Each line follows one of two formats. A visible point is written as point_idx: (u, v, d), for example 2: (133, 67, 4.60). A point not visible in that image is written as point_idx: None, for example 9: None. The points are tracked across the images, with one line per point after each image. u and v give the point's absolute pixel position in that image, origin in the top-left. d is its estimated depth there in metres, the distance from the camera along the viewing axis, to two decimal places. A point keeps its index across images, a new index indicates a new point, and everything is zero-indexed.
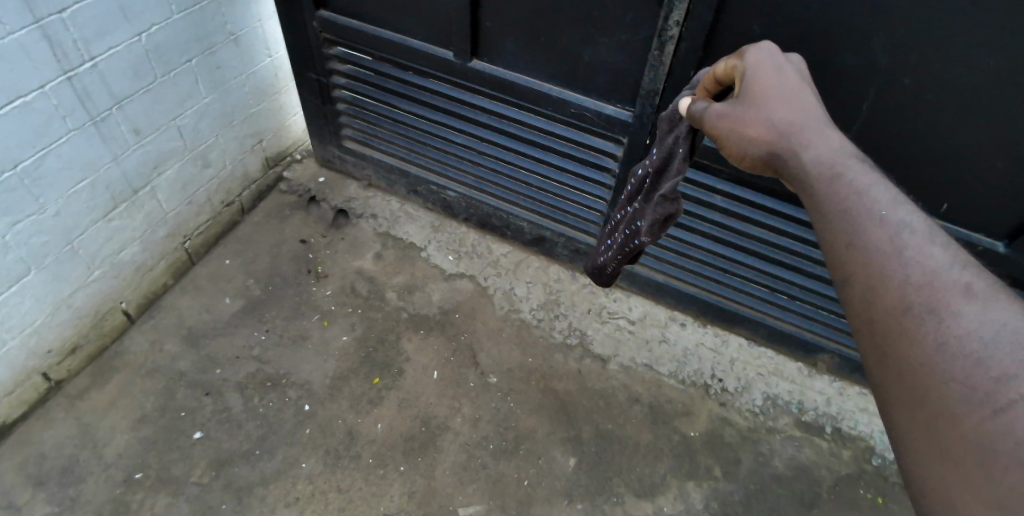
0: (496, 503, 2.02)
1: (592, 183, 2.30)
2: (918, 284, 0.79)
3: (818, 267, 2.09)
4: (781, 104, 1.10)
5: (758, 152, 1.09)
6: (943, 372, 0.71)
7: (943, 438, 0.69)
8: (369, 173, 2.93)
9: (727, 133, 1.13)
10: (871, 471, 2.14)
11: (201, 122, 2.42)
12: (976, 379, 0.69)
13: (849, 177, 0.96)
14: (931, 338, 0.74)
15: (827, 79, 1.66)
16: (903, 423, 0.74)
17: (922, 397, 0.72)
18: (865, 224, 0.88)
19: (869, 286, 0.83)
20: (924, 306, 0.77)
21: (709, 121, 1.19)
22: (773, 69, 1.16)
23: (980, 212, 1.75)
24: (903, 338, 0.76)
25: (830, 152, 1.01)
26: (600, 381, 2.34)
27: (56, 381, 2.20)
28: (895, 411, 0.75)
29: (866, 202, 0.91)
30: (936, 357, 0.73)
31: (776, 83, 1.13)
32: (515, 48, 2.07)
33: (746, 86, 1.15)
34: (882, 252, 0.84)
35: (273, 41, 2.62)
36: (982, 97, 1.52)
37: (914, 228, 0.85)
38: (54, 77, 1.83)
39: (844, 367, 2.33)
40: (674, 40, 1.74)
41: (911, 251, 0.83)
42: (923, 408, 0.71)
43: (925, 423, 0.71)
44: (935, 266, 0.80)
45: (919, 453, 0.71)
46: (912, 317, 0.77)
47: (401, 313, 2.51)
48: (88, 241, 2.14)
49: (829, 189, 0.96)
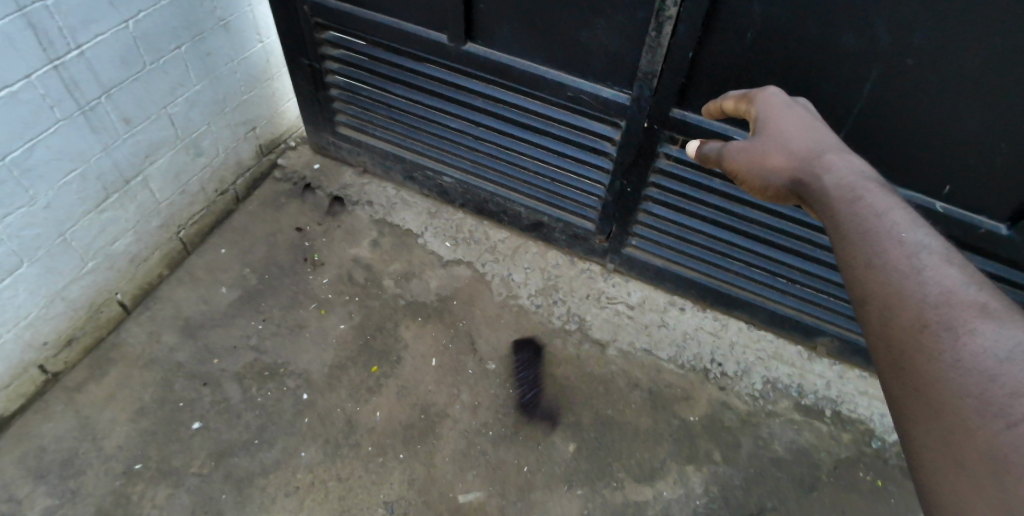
0: (496, 489, 2.03)
1: (591, 168, 2.27)
2: (935, 303, 0.86)
3: (819, 250, 2.08)
4: (797, 136, 1.23)
5: (780, 180, 1.21)
6: (957, 387, 0.78)
7: (957, 449, 0.75)
8: (363, 159, 2.88)
9: (748, 164, 1.25)
10: (869, 454, 2.16)
11: (192, 111, 2.37)
12: (990, 394, 0.75)
13: (869, 200, 1.04)
14: (947, 355, 0.81)
15: (828, 60, 1.63)
16: (919, 436, 0.80)
17: (938, 410, 0.79)
18: (884, 244, 0.95)
19: (888, 302, 0.90)
20: (941, 322, 0.84)
21: (728, 156, 1.31)
22: (784, 111, 1.32)
23: (982, 194, 1.74)
24: (920, 352, 0.84)
25: (850, 176, 1.11)
26: (600, 366, 2.34)
27: (53, 373, 2.18)
28: (912, 423, 0.82)
29: (886, 222, 0.98)
30: (952, 373, 0.80)
31: (789, 121, 1.28)
32: (510, 30, 2.03)
33: (761, 126, 1.30)
34: (900, 269, 0.91)
35: (264, 26, 2.56)
36: (987, 77, 1.50)
37: (931, 249, 0.93)
38: (40, 66, 1.78)
39: (843, 351, 2.34)
40: (672, 20, 1.70)
41: (928, 271, 0.90)
42: (938, 421, 0.78)
43: (939, 435, 0.78)
44: (951, 285, 0.87)
45: (933, 462, 0.77)
46: (930, 335, 0.84)
47: (399, 301, 2.49)
48: (81, 233, 2.11)
49: (850, 211, 1.04)
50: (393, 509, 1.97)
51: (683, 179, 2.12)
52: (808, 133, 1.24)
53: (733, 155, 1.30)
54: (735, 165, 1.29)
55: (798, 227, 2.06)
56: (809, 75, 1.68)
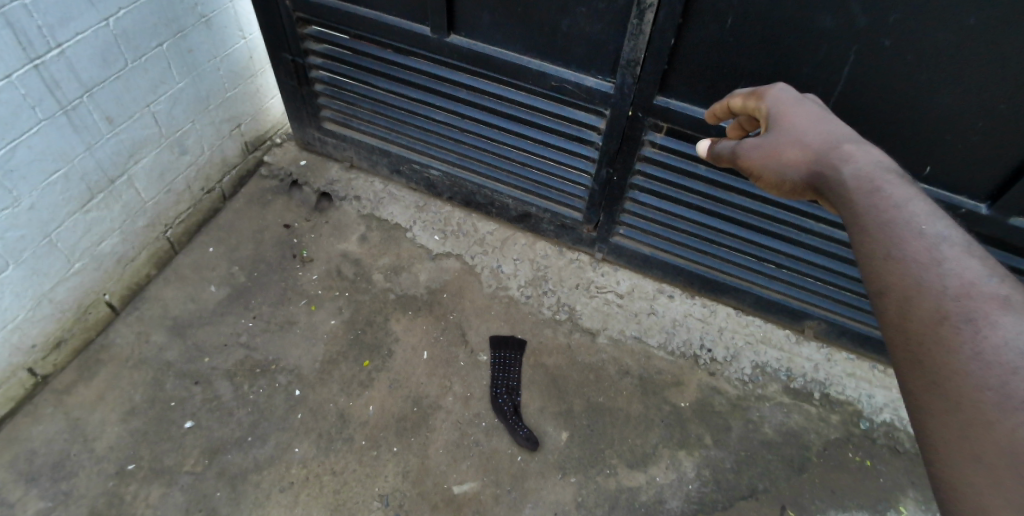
0: (490, 479, 2.04)
1: (576, 157, 2.28)
2: (955, 295, 0.88)
3: (803, 233, 2.10)
4: (811, 129, 1.24)
5: (795, 175, 1.22)
6: (977, 381, 0.80)
7: (976, 442, 0.78)
8: (350, 154, 2.87)
9: (762, 161, 1.25)
10: (858, 434, 2.19)
11: (176, 109, 2.36)
12: (1011, 387, 0.78)
13: (887, 191, 1.05)
14: (967, 347, 0.83)
15: (807, 41, 1.64)
16: (937, 430, 0.83)
17: (957, 403, 0.81)
18: (903, 237, 0.97)
19: (906, 294, 0.92)
20: (961, 315, 0.86)
21: (740, 153, 1.32)
22: (794, 103, 1.32)
23: (963, 173, 1.76)
24: (939, 345, 0.86)
25: (869, 166, 1.12)
26: (590, 354, 2.36)
27: (41, 376, 2.16)
28: (927, 415, 0.84)
29: (905, 214, 1.00)
30: (971, 366, 0.82)
31: (802, 113, 1.29)
32: (491, 20, 2.03)
33: (772, 119, 1.30)
34: (920, 261, 0.93)
35: (246, 22, 2.54)
36: (962, 56, 1.52)
37: (951, 241, 0.95)
38: (19, 65, 1.76)
39: (831, 333, 2.36)
40: (654, 7, 1.71)
41: (949, 262, 0.92)
42: (957, 415, 0.81)
43: (957, 428, 0.80)
44: (972, 278, 0.89)
45: (950, 456, 0.80)
46: (949, 327, 0.86)
47: (389, 294, 2.50)
48: (66, 234, 2.09)
49: (869, 201, 1.05)
50: (387, 502, 1.98)
51: (668, 167, 2.13)
52: (822, 127, 1.24)
53: (746, 152, 1.30)
54: (749, 162, 1.29)
55: (782, 212, 2.07)
56: (789, 58, 1.69)
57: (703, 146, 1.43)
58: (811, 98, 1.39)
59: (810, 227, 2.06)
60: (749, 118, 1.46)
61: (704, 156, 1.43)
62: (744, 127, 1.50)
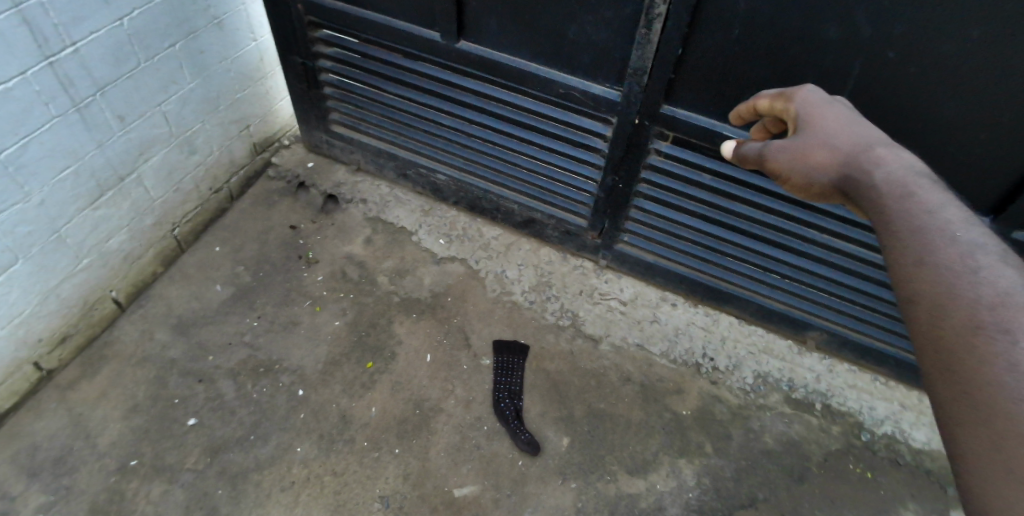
0: (490, 483, 2.04)
1: (582, 163, 2.29)
2: (989, 305, 0.88)
3: (805, 244, 2.11)
4: (841, 132, 1.26)
5: (824, 178, 1.24)
6: (1010, 392, 0.81)
7: (1009, 456, 0.78)
8: (357, 157, 2.90)
9: (790, 163, 1.27)
10: (859, 445, 2.19)
11: (186, 109, 2.38)
12: None
13: (920, 196, 1.06)
14: (1001, 358, 0.83)
15: (812, 53, 1.66)
16: (970, 443, 0.83)
17: (990, 416, 0.82)
18: (936, 243, 0.99)
19: (938, 302, 0.94)
20: (995, 324, 0.86)
21: (766, 154, 1.34)
22: (824, 106, 1.33)
23: (966, 186, 1.77)
24: (972, 356, 0.86)
25: (901, 171, 1.13)
26: (592, 360, 2.36)
27: (46, 371, 2.18)
28: (959, 426, 0.85)
29: (938, 221, 1.01)
30: (1005, 377, 0.82)
31: (831, 116, 1.30)
32: (499, 27, 2.05)
33: (801, 122, 1.31)
34: (952, 270, 0.95)
35: (257, 24, 2.57)
36: (965, 69, 1.54)
37: (985, 249, 0.95)
38: (34, 63, 1.79)
39: (833, 344, 2.37)
40: (661, 17, 1.73)
41: (982, 271, 0.93)
42: (988, 427, 0.81)
43: (990, 441, 0.81)
44: (1007, 287, 0.89)
45: (981, 468, 0.81)
46: (983, 336, 0.86)
47: (393, 297, 2.51)
48: (75, 230, 2.11)
49: (900, 206, 1.07)
50: (387, 503, 1.98)
51: (673, 176, 2.15)
52: (852, 131, 1.25)
53: (772, 153, 1.31)
54: (775, 164, 1.30)
55: (785, 222, 2.09)
56: (794, 69, 1.71)
57: (728, 146, 1.44)
58: (841, 101, 1.40)
59: (813, 237, 2.07)
60: (775, 118, 1.48)
61: (728, 155, 1.44)
62: (768, 129, 1.52)
